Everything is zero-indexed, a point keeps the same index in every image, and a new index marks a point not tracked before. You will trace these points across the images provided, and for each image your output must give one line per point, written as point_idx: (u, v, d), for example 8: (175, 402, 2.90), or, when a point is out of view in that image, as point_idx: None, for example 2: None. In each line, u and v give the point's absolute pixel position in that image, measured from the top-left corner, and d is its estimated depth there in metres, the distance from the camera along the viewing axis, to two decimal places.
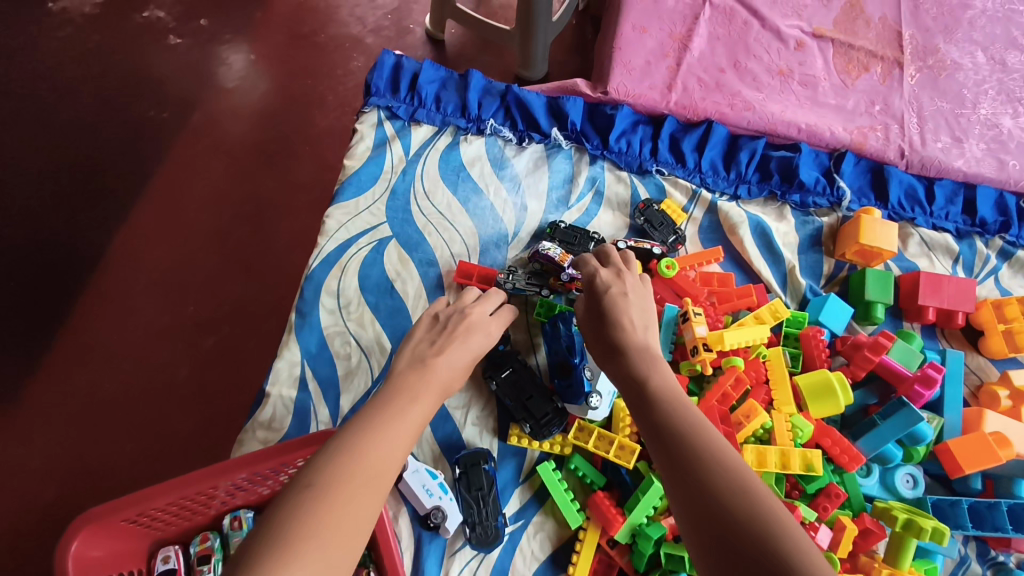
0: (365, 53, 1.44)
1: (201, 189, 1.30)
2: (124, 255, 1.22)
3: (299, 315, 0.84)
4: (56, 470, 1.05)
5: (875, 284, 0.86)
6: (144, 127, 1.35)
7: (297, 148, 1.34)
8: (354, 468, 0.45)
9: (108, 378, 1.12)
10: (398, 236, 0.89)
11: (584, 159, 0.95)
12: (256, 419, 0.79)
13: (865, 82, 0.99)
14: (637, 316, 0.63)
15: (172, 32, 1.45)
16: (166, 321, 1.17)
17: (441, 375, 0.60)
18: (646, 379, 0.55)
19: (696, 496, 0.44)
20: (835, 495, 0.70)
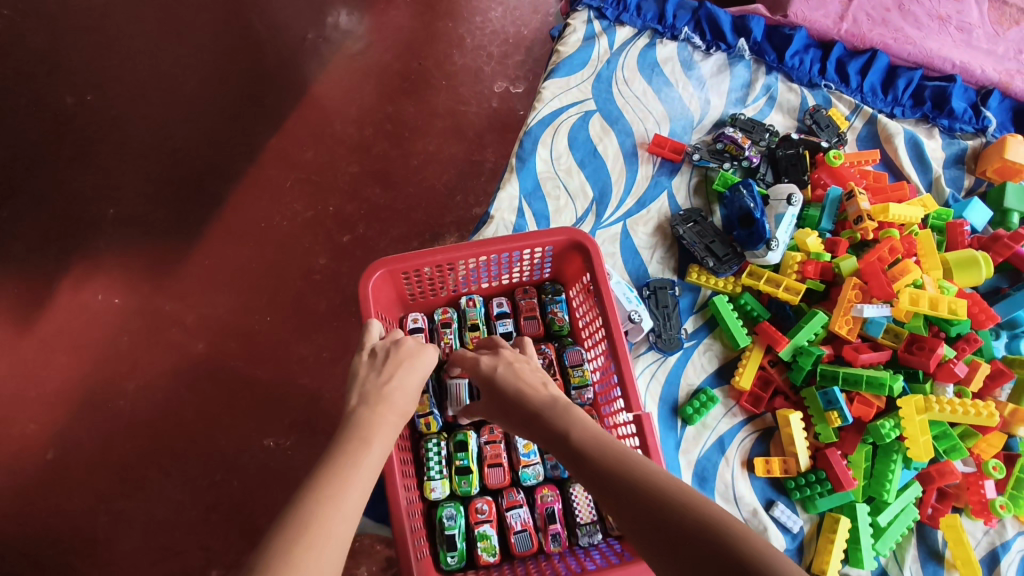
0: (502, 5, 1.50)
1: (349, 108, 1.37)
2: (281, 154, 1.32)
3: (518, 160, 1.02)
4: (219, 325, 1.17)
5: (1013, 195, 0.99)
6: (302, 46, 1.43)
7: (435, 80, 1.42)
8: (332, 516, 0.48)
9: (265, 253, 1.24)
10: (602, 111, 1.06)
11: (761, 70, 1.10)
12: (484, 231, 0.97)
13: (1015, 34, 1.11)
14: (529, 384, 0.66)
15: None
16: (314, 214, 1.28)
17: (394, 405, 0.62)
18: (566, 436, 0.57)
19: (642, 520, 0.47)
20: (973, 340, 0.85)
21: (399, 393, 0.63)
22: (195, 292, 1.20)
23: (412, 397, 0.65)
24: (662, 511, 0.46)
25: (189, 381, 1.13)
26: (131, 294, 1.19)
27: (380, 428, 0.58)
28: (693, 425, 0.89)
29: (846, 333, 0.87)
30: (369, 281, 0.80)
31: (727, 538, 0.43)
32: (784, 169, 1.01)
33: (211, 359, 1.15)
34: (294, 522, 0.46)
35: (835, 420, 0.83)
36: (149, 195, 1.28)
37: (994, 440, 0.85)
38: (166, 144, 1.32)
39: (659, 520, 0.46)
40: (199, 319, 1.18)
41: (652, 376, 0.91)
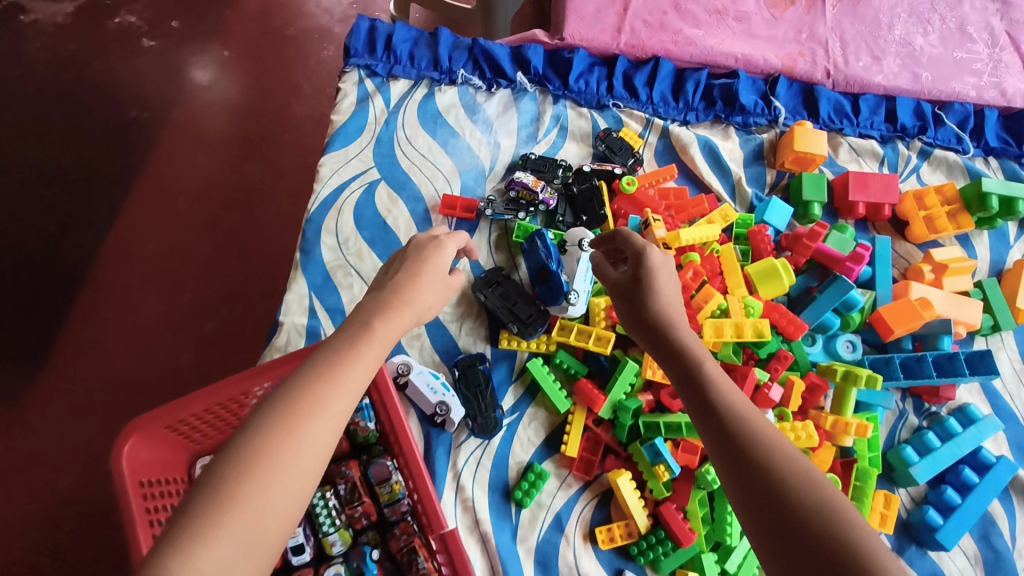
0: (335, 43, 1.50)
1: (190, 183, 1.35)
2: (123, 249, 1.28)
3: (303, 253, 0.93)
4: (85, 445, 1.12)
5: (810, 185, 0.97)
6: (125, 126, 1.38)
7: (278, 136, 1.40)
8: (317, 407, 0.45)
9: (122, 358, 1.20)
10: (387, 178, 0.99)
11: (548, 100, 1.05)
12: (273, 344, 0.88)
13: (792, 14, 1.10)
14: (669, 294, 0.64)
15: (146, 35, 1.46)
16: (170, 306, 1.25)
17: (404, 301, 0.58)
18: (698, 362, 0.57)
19: (751, 472, 0.47)
20: (784, 358, 0.82)
21: (416, 291, 0.60)
22: (53, 416, 1.14)
23: (425, 292, 0.61)
24: (774, 473, 0.47)
25: (63, 511, 1.07)
26: None
27: (388, 321, 0.55)
28: (528, 507, 0.83)
29: (659, 378, 0.83)
30: (123, 450, 0.70)
31: (844, 541, 0.42)
32: (580, 205, 0.96)
33: (79, 491, 1.09)
34: (269, 420, 0.44)
35: (663, 474, 0.79)
36: None
37: (825, 453, 0.81)
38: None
39: (771, 486, 0.46)
40: (60, 450, 1.11)
41: (477, 465, 0.84)
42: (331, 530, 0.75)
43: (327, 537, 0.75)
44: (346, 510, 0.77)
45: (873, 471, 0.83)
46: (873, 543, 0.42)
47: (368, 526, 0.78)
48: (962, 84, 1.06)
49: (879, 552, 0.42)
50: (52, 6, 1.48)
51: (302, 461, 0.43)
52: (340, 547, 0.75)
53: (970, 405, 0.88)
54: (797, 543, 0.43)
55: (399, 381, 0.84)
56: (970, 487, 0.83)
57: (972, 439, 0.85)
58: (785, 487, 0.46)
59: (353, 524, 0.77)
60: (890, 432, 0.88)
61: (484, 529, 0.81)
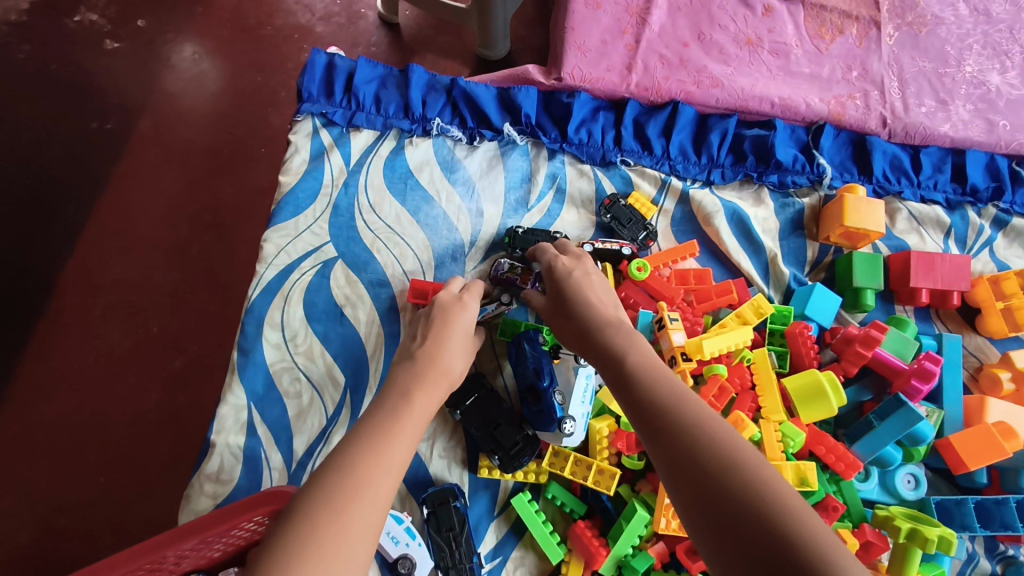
0: (316, 44, 1.27)
1: (154, 202, 1.15)
2: (82, 276, 1.09)
3: (241, 353, 0.77)
4: (31, 516, 0.94)
5: (862, 269, 0.79)
6: (84, 143, 1.18)
7: (254, 150, 1.19)
8: (364, 480, 0.42)
9: (78, 406, 1.00)
10: (345, 256, 0.82)
11: (542, 154, 0.87)
12: (202, 471, 0.72)
13: (840, 47, 0.91)
14: (600, 299, 0.62)
15: (109, 35, 1.26)
16: (132, 342, 1.05)
17: (439, 368, 0.57)
18: (621, 356, 0.53)
19: (676, 457, 0.43)
20: (834, 509, 0.64)
21: (443, 354, 0.59)
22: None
23: (454, 355, 0.60)
24: (697, 450, 0.42)
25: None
26: None
27: (421, 390, 0.53)
28: None
29: (673, 531, 0.66)
30: None
31: (771, 515, 0.37)
32: None
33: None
34: (327, 489, 0.41)
35: None
36: None
37: None
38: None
39: (696, 470, 0.41)
40: None
41: None
42: None
43: None
44: None
45: None
46: (805, 516, 0.37)
47: None
48: None
49: (829, 544, 0.36)
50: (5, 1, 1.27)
51: (354, 541, 0.39)
52: None
53: None
54: (727, 527, 0.38)
55: None
56: None
57: None
58: (704, 464, 0.41)
59: None
60: None
61: None
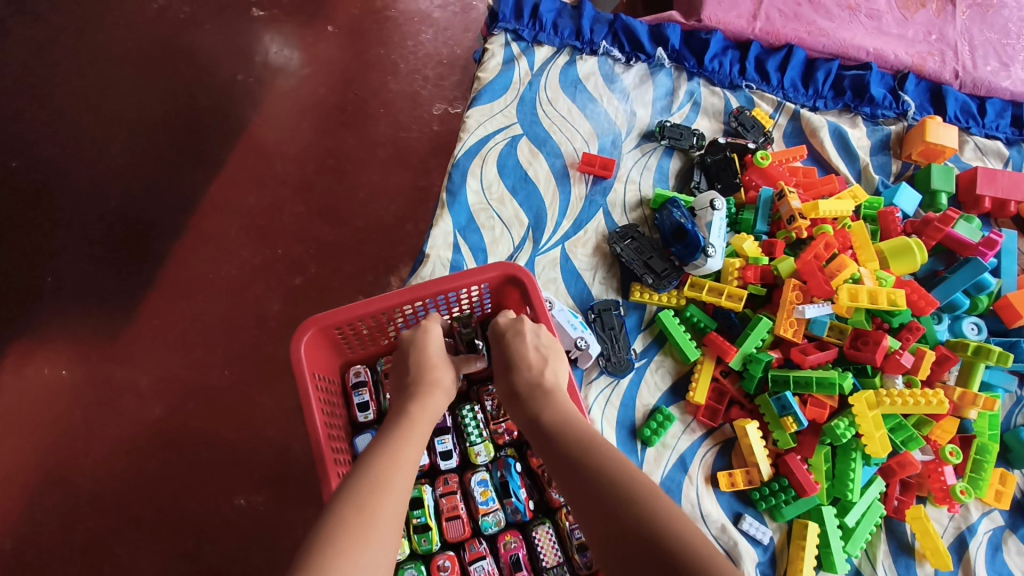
0: (433, 27, 1.53)
1: (288, 146, 1.39)
2: (228, 199, 1.34)
3: (449, 194, 0.99)
4: (175, 388, 1.18)
5: (939, 176, 1.00)
6: (233, 89, 1.44)
7: (373, 110, 1.44)
8: (381, 504, 0.51)
9: (222, 301, 1.25)
10: (529, 134, 1.05)
11: (683, 76, 1.10)
12: (419, 273, 0.94)
13: (922, 16, 1.14)
14: (529, 355, 0.71)
15: (256, 5, 1.52)
16: (263, 258, 1.29)
17: (423, 409, 0.65)
18: (538, 420, 0.64)
19: (591, 495, 0.53)
20: (916, 328, 0.85)
21: (431, 402, 0.67)
22: (142, 359, 1.20)
23: (435, 400, 0.67)
24: (605, 489, 0.52)
25: (146, 453, 1.13)
26: (81, 368, 1.18)
27: (406, 441, 0.60)
28: (653, 446, 0.87)
29: (791, 335, 0.86)
30: (301, 343, 0.78)
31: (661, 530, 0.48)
32: (714, 175, 1.01)
33: (167, 422, 1.15)
34: (357, 501, 0.51)
35: (791, 425, 0.83)
36: (91, 262, 1.27)
37: (948, 424, 0.85)
38: (115, 203, 1.32)
39: (597, 499, 0.52)
40: (152, 383, 1.18)
41: (607, 402, 0.89)
42: (477, 440, 0.82)
43: (473, 447, 0.81)
44: (491, 425, 0.83)
45: (993, 448, 0.86)
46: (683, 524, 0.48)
47: (508, 443, 0.84)
48: None
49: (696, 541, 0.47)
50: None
51: (374, 556, 0.47)
52: (484, 457, 0.81)
53: None
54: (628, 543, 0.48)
55: None
56: None
57: None
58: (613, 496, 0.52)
59: (496, 439, 0.83)
60: (1006, 415, 0.91)
61: None
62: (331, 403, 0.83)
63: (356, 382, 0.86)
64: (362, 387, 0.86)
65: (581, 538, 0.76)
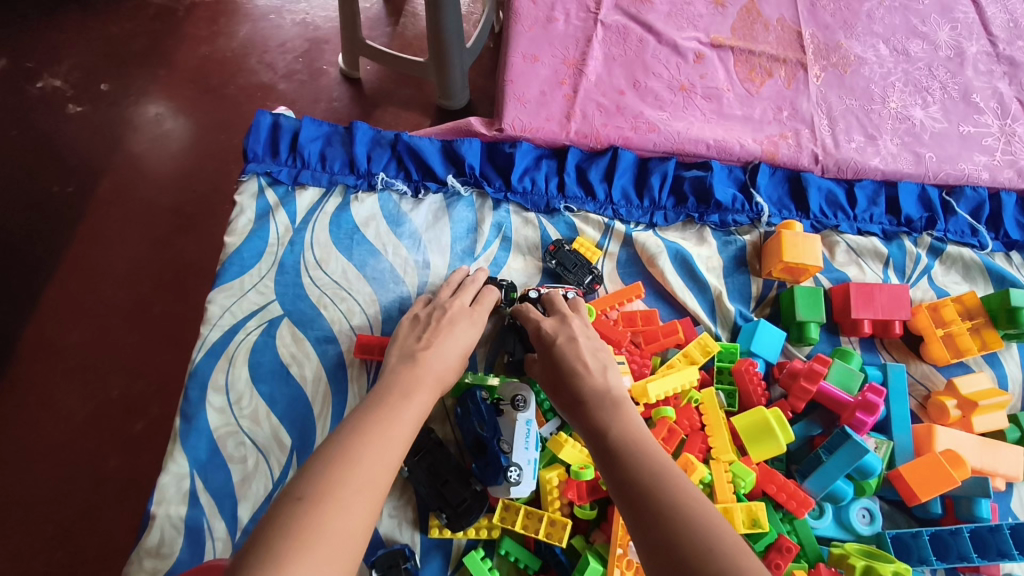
0: (280, 101, 1.29)
1: (116, 264, 1.13)
2: (40, 344, 1.06)
3: (183, 420, 0.75)
4: None
5: (804, 303, 0.80)
6: (45, 203, 1.18)
7: (222, 205, 1.19)
8: (345, 480, 0.46)
9: (26, 480, 0.97)
10: (291, 314, 0.81)
11: (487, 204, 0.88)
12: (141, 546, 0.69)
13: (770, 89, 0.95)
14: (594, 361, 0.63)
15: (71, 99, 1.28)
16: (89, 410, 1.02)
17: (430, 373, 0.62)
18: (603, 431, 0.55)
19: (650, 530, 0.45)
20: (787, 550, 0.64)
21: (436, 364, 0.64)
22: None
23: (444, 366, 0.64)
24: (675, 535, 0.44)
25: None
26: None
27: (405, 404, 0.56)
28: None
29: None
30: None
31: None
32: (514, 344, 0.76)
33: None
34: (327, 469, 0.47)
35: None
36: None
37: None
38: None
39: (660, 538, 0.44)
40: None
41: None
42: None
43: None
44: None
45: None
46: None
47: None
48: (972, 164, 0.92)
49: None
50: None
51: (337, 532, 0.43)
52: None
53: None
54: None
55: None
56: None
57: None
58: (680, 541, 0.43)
59: None
60: None
61: None
62: None
63: None
64: None
65: None
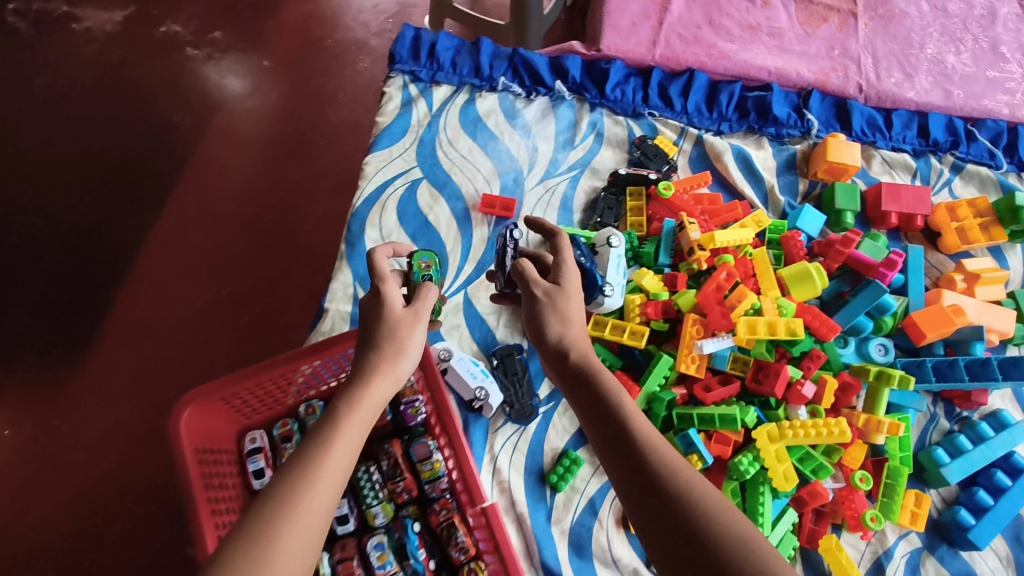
0: (371, 55, 1.45)
1: (228, 183, 1.29)
2: (177, 224, 1.25)
3: (348, 245, 0.98)
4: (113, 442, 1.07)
5: (843, 195, 0.99)
6: (170, 130, 1.36)
7: (317, 142, 1.33)
8: (307, 497, 0.49)
9: (175, 327, 1.16)
10: (429, 178, 1.03)
11: (585, 107, 1.08)
12: (318, 329, 0.92)
13: (825, 31, 1.14)
14: (574, 313, 0.68)
15: (190, 44, 1.45)
16: (205, 299, 1.18)
17: (387, 372, 0.62)
18: (611, 395, 0.59)
19: (653, 512, 0.50)
20: (817, 356, 0.84)
21: (398, 358, 0.62)
22: (80, 413, 1.09)
23: (405, 358, 0.63)
24: (682, 513, 0.49)
25: (83, 515, 1.02)
26: (12, 427, 1.08)
27: (364, 398, 0.58)
28: (562, 491, 0.86)
29: (693, 371, 0.85)
30: (180, 419, 0.75)
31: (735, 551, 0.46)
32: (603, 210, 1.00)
33: (104, 479, 1.04)
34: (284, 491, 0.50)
35: (696, 463, 0.82)
36: (21, 313, 1.17)
37: (857, 451, 0.84)
38: (47, 244, 1.23)
39: (666, 508, 0.50)
40: (86, 438, 1.07)
41: (514, 449, 0.88)
42: (374, 502, 0.81)
43: (371, 509, 0.80)
44: (389, 484, 0.82)
45: (904, 470, 0.85)
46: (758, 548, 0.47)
47: (408, 501, 0.83)
48: (994, 102, 1.09)
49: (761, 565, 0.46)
50: (102, 14, 1.48)
51: (299, 542, 0.47)
52: (382, 519, 0.80)
53: (1002, 411, 0.89)
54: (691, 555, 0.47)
55: (441, 365, 0.88)
56: (1002, 490, 0.85)
57: (1004, 443, 0.86)
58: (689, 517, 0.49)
59: (394, 498, 0.82)
60: (920, 434, 0.90)
61: (520, 510, 0.85)
62: (219, 476, 0.80)
63: (251, 450, 0.85)
64: (256, 455, 0.84)
65: None
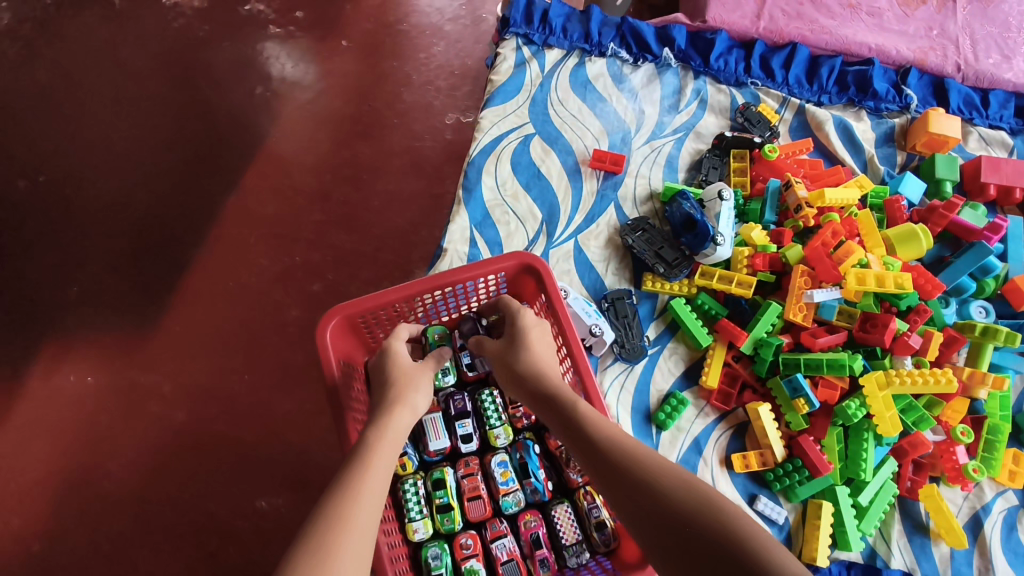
0: (445, 39, 1.42)
1: (304, 157, 1.31)
2: (265, 188, 1.29)
3: (465, 190, 1.03)
4: (203, 392, 1.12)
5: (943, 164, 1.03)
6: (251, 102, 1.36)
7: (388, 120, 1.34)
8: (352, 512, 0.53)
9: (265, 286, 1.20)
10: (541, 133, 1.08)
11: (689, 75, 1.13)
12: (439, 265, 0.97)
13: (923, 13, 1.17)
14: (542, 347, 0.74)
15: (273, 22, 1.44)
16: (282, 265, 1.22)
17: (397, 406, 0.68)
18: (573, 407, 0.65)
19: (645, 503, 0.53)
20: (923, 311, 0.88)
21: (405, 395, 0.70)
22: (172, 361, 1.15)
23: (413, 398, 0.71)
24: (665, 497, 0.52)
25: (175, 457, 1.08)
26: (109, 370, 1.14)
27: (376, 446, 0.61)
28: (668, 430, 0.90)
29: (801, 319, 0.89)
30: (327, 329, 0.80)
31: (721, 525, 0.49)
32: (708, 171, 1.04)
33: (195, 423, 1.10)
34: (330, 509, 0.52)
35: (803, 407, 0.85)
36: (115, 266, 1.23)
37: (958, 405, 0.88)
38: (140, 202, 1.28)
39: (648, 495, 0.53)
40: (177, 386, 1.12)
41: (622, 387, 0.92)
42: (496, 423, 0.86)
43: (492, 430, 0.85)
44: (509, 409, 0.88)
45: (1005, 428, 0.87)
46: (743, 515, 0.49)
47: (526, 427, 0.88)
48: None
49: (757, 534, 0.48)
50: None
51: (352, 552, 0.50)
52: (503, 439, 0.85)
53: None
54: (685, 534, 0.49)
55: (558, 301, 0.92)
56: None
57: None
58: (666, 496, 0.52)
59: (514, 422, 0.88)
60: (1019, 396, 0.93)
61: None
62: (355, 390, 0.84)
63: None
64: None
65: (600, 516, 0.78)
